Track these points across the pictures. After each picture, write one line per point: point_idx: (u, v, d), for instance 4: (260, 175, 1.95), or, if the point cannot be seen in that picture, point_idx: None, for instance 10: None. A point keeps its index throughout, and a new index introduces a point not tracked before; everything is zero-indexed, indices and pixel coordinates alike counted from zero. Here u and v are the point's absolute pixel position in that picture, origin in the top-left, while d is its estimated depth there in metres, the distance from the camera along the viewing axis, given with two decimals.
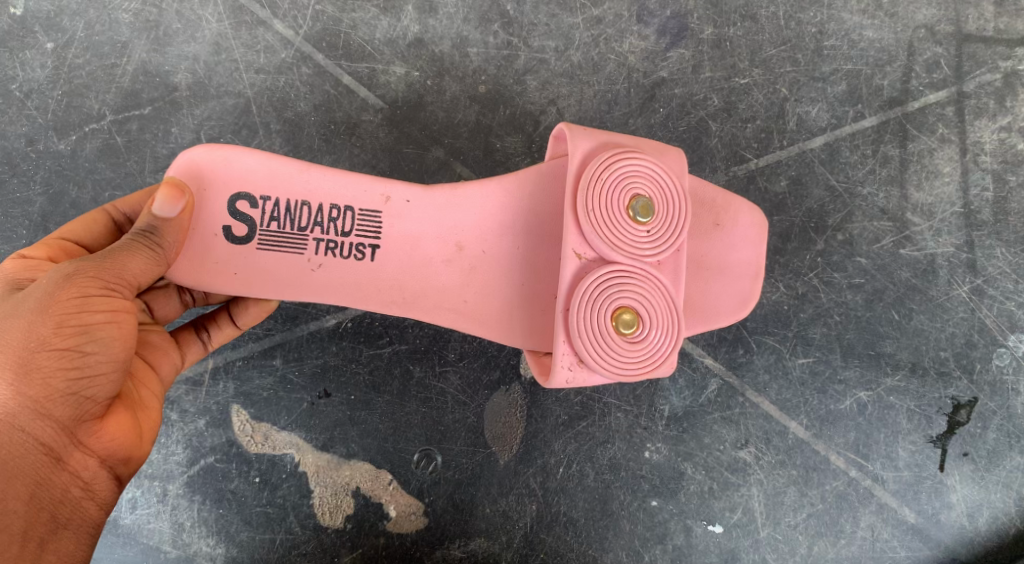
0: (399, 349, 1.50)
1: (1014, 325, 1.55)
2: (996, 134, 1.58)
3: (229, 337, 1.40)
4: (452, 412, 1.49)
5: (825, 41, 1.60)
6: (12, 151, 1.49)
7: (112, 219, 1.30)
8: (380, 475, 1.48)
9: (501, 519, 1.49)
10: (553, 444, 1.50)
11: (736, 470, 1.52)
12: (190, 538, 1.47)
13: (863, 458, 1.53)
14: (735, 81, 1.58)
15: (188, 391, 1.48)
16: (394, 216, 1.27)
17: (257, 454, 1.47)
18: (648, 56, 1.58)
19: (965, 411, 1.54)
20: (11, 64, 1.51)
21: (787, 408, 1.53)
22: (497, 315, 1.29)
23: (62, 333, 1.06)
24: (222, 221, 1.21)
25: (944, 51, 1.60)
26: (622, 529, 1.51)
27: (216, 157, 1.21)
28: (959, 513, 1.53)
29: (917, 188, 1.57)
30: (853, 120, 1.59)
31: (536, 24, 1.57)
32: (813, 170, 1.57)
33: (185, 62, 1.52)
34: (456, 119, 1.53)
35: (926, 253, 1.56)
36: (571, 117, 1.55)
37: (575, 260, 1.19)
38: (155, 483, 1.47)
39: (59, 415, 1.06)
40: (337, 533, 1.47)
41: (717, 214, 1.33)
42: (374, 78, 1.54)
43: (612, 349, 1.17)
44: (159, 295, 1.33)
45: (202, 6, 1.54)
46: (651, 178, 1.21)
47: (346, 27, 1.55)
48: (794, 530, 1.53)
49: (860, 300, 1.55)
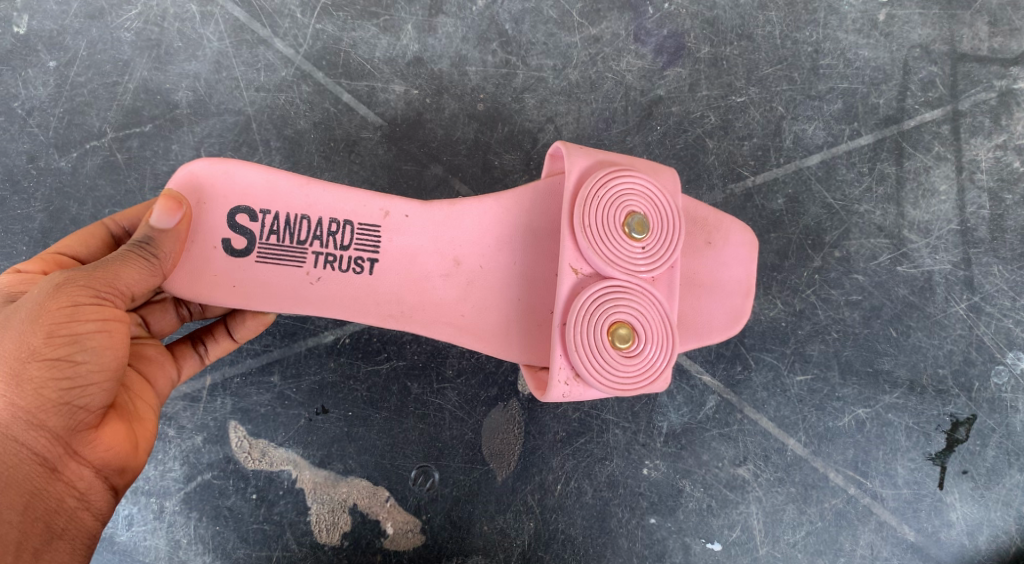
0: (397, 365, 1.50)
1: (1011, 342, 1.55)
2: (992, 151, 1.59)
3: (226, 351, 1.40)
4: (450, 428, 1.49)
5: (822, 59, 1.62)
6: (12, 167, 1.50)
7: (109, 233, 1.31)
8: (377, 492, 1.47)
9: (499, 537, 1.48)
10: (551, 461, 1.50)
11: (735, 487, 1.52)
12: (186, 555, 1.46)
13: (861, 476, 1.53)
14: (732, 99, 1.60)
15: (186, 407, 1.47)
16: (394, 230, 1.27)
17: (254, 471, 1.47)
18: (645, 74, 1.59)
19: (964, 428, 1.54)
20: (13, 83, 1.52)
21: (786, 425, 1.53)
22: (495, 330, 1.30)
23: (52, 342, 1.06)
24: (221, 233, 1.22)
25: (939, 70, 1.61)
26: (620, 547, 1.50)
27: (217, 171, 1.22)
28: (959, 531, 1.52)
29: (914, 206, 1.58)
30: (850, 138, 1.60)
31: (534, 42, 1.59)
32: (810, 188, 1.58)
33: (186, 81, 1.53)
34: (454, 137, 1.55)
35: (923, 270, 1.57)
36: (570, 134, 1.57)
37: (571, 275, 1.20)
38: (151, 500, 1.46)
39: (53, 424, 1.06)
40: (334, 550, 1.46)
41: (709, 232, 1.34)
42: (374, 97, 1.55)
43: (608, 363, 1.17)
44: (155, 308, 1.34)
45: (203, 25, 1.55)
46: (645, 195, 1.22)
47: (346, 45, 1.56)
48: (794, 548, 1.52)
49: (857, 317, 1.56)
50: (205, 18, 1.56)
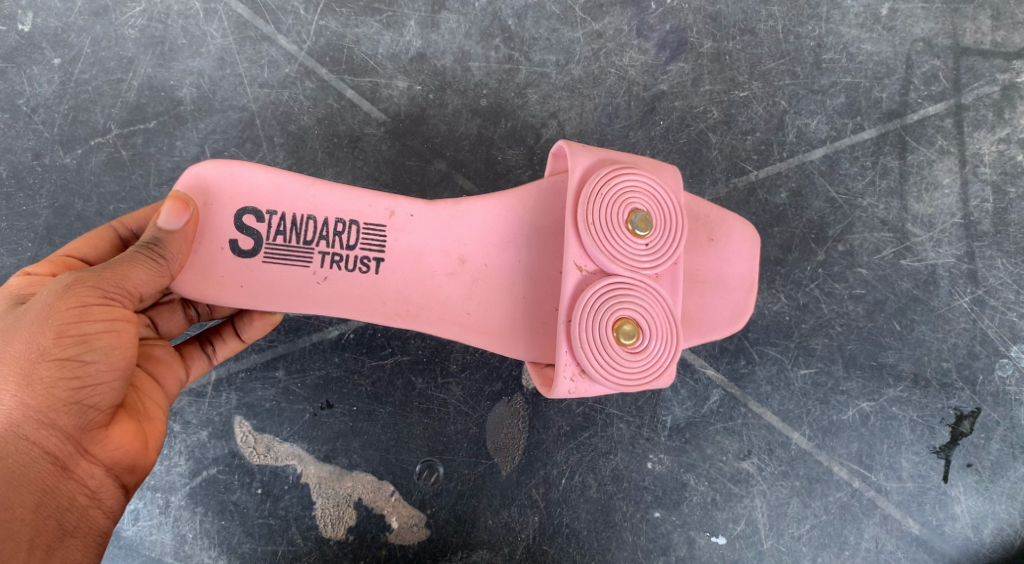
0: (401, 360, 1.50)
1: (1015, 335, 1.55)
2: (996, 145, 1.59)
3: (234, 351, 1.40)
4: (454, 422, 1.49)
5: (824, 54, 1.62)
6: (17, 164, 1.51)
7: (118, 235, 1.31)
8: (381, 486, 1.48)
9: (504, 531, 1.49)
10: (555, 455, 1.50)
11: (739, 481, 1.52)
12: (192, 550, 1.46)
13: (865, 469, 1.53)
14: (734, 94, 1.60)
15: (191, 402, 1.48)
16: (399, 230, 1.28)
17: (259, 466, 1.47)
18: (648, 69, 1.60)
19: (968, 422, 1.54)
20: (18, 80, 1.53)
21: (789, 419, 1.53)
22: (501, 328, 1.30)
23: (62, 342, 1.07)
24: (229, 234, 1.22)
25: (942, 64, 1.61)
26: (625, 541, 1.50)
27: (224, 172, 1.22)
28: (964, 524, 1.52)
29: (917, 200, 1.58)
30: (853, 133, 1.60)
31: (537, 38, 1.59)
32: (813, 182, 1.58)
33: (190, 77, 1.54)
34: (457, 132, 1.55)
35: (926, 264, 1.57)
36: (572, 130, 1.57)
37: (576, 272, 1.20)
38: (157, 495, 1.47)
39: (63, 423, 1.07)
40: (339, 545, 1.47)
41: (712, 229, 1.34)
42: (377, 92, 1.55)
43: (613, 359, 1.18)
44: (164, 309, 1.34)
45: (206, 22, 1.56)
46: (649, 193, 1.22)
47: (349, 41, 1.56)
48: (798, 542, 1.52)
49: (861, 310, 1.55)
50: (208, 15, 1.56)
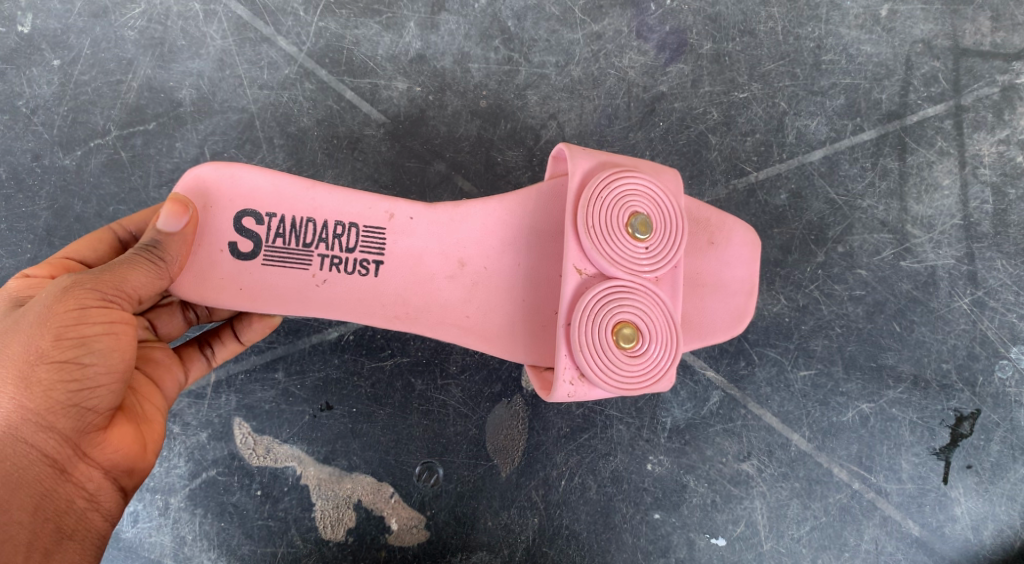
0: (401, 361, 1.50)
1: (1015, 336, 1.55)
2: (995, 147, 1.59)
3: (233, 353, 1.40)
4: (453, 424, 1.49)
5: (823, 55, 1.62)
6: (17, 165, 1.51)
7: (117, 238, 1.31)
8: (381, 488, 1.48)
9: (503, 532, 1.48)
10: (554, 457, 1.50)
11: (738, 483, 1.52)
12: (191, 551, 1.46)
13: (865, 471, 1.53)
14: (734, 95, 1.60)
15: (190, 404, 1.48)
16: (399, 233, 1.28)
17: (259, 467, 1.47)
18: (648, 71, 1.60)
19: (968, 423, 1.54)
20: (17, 81, 1.53)
21: (789, 420, 1.53)
22: (501, 331, 1.30)
23: (60, 345, 1.07)
24: (228, 237, 1.22)
25: (942, 65, 1.61)
26: (625, 543, 1.50)
27: (223, 174, 1.22)
28: (964, 526, 1.52)
29: (917, 201, 1.58)
30: (853, 134, 1.60)
31: (537, 39, 1.59)
32: (813, 183, 1.58)
33: (189, 78, 1.54)
34: (457, 133, 1.55)
35: (926, 265, 1.57)
36: (572, 131, 1.57)
37: (575, 275, 1.20)
38: (156, 497, 1.47)
39: (62, 426, 1.07)
40: (339, 546, 1.47)
41: (712, 232, 1.34)
42: (376, 94, 1.55)
43: (612, 363, 1.17)
44: (163, 312, 1.34)
45: (206, 23, 1.56)
46: (649, 196, 1.22)
47: (348, 42, 1.56)
48: (798, 543, 1.52)
49: (860, 312, 1.55)
50: (208, 17, 1.56)
